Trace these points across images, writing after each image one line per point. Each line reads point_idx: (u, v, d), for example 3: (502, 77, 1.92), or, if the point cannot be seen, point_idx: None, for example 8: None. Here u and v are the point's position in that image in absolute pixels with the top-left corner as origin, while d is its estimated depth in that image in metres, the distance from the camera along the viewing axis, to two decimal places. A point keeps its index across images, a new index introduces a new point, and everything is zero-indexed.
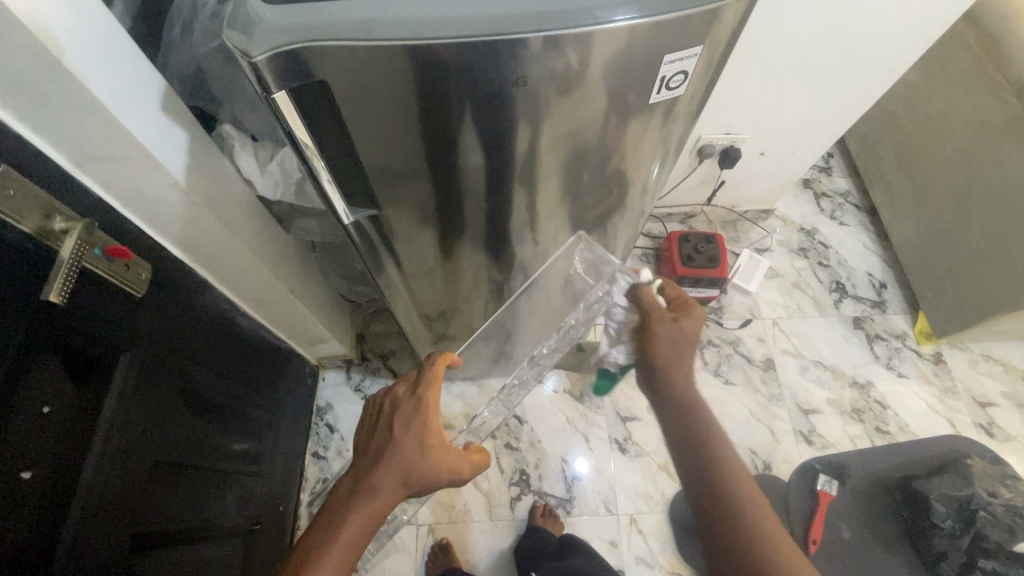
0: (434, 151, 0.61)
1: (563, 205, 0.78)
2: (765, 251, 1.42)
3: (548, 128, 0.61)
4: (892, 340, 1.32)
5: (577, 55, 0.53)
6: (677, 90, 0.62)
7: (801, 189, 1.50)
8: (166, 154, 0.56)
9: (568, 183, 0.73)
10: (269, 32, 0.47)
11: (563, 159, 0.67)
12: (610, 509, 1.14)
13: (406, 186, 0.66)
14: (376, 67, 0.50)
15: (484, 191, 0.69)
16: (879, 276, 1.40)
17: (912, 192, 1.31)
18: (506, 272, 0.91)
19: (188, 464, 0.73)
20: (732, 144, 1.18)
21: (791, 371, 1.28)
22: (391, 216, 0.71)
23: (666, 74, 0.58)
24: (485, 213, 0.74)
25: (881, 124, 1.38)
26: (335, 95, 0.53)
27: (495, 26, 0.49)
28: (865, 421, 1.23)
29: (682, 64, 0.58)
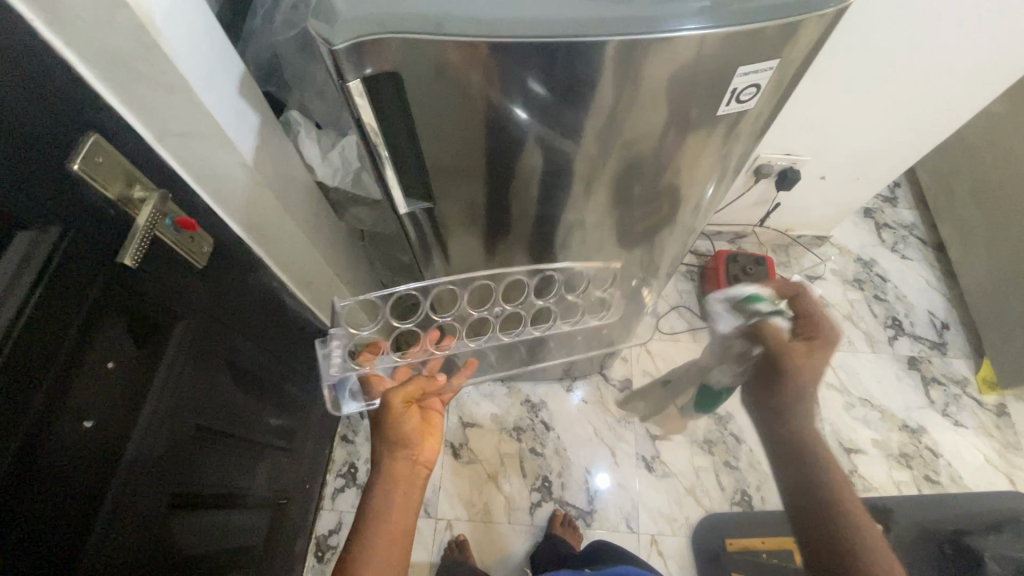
0: (492, 149, 0.62)
1: (613, 215, 0.77)
2: (818, 279, 1.36)
3: (606, 134, 0.60)
4: (950, 385, 1.24)
5: (644, 64, 0.52)
6: (746, 104, 0.60)
7: (861, 218, 1.43)
8: (238, 134, 0.58)
9: (619, 194, 0.72)
10: (350, 23, 0.49)
11: (619, 168, 0.67)
12: (631, 526, 1.11)
13: (459, 182, 0.67)
14: (444, 60, 0.51)
15: (535, 191, 0.69)
16: (941, 316, 1.32)
17: (986, 231, 1.23)
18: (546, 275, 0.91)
19: (227, 431, 0.76)
20: (793, 165, 1.14)
21: (835, 407, 1.22)
22: (442, 212, 0.73)
23: (737, 87, 0.57)
24: (533, 215, 0.74)
25: (957, 156, 1.30)
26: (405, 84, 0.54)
27: (572, 28, 0.49)
28: (913, 468, 1.16)
29: (755, 78, 0.56)
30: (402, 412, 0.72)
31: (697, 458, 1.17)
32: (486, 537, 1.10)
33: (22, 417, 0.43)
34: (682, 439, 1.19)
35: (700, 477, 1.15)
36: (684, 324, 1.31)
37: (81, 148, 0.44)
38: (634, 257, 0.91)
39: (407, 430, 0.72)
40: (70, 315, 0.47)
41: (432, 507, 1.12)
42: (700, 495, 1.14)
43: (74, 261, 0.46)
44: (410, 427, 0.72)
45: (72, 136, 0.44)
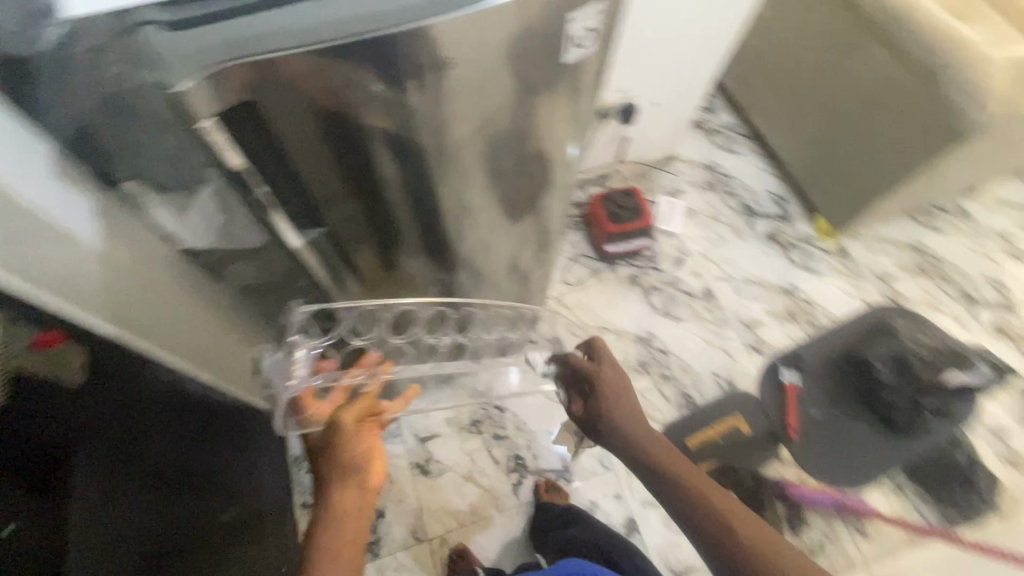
0: (358, 160, 0.61)
1: (497, 193, 0.80)
2: (679, 194, 1.52)
3: (465, 116, 0.62)
4: (802, 245, 1.47)
5: (482, 44, 0.54)
6: (585, 48, 0.64)
7: (695, 131, 1.63)
8: (77, 221, 0.52)
9: (497, 170, 0.75)
10: (186, 57, 0.44)
11: (488, 146, 0.69)
12: (606, 465, 1.18)
13: (338, 204, 0.67)
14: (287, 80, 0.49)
15: (410, 192, 0.70)
16: (778, 192, 1.55)
17: (786, 113, 1.46)
18: (451, 268, 0.92)
19: (170, 539, 0.67)
20: (628, 101, 1.25)
21: (728, 294, 1.39)
22: (332, 233, 0.72)
23: (574, 33, 0.60)
24: (420, 213, 0.74)
25: (748, 57, 1.52)
26: (253, 106, 0.51)
27: (401, 17, 0.48)
28: (800, 320, 1.37)
29: (587, 22, 0.60)
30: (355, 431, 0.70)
31: (639, 382, 1.27)
32: (483, 534, 1.11)
33: None
34: None
35: (647, 397, 1.25)
36: (587, 271, 1.41)
37: None
38: (527, 226, 0.95)
39: (356, 453, 0.68)
40: None
41: (421, 531, 1.10)
42: (653, 412, 1.24)
43: None
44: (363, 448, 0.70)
45: None
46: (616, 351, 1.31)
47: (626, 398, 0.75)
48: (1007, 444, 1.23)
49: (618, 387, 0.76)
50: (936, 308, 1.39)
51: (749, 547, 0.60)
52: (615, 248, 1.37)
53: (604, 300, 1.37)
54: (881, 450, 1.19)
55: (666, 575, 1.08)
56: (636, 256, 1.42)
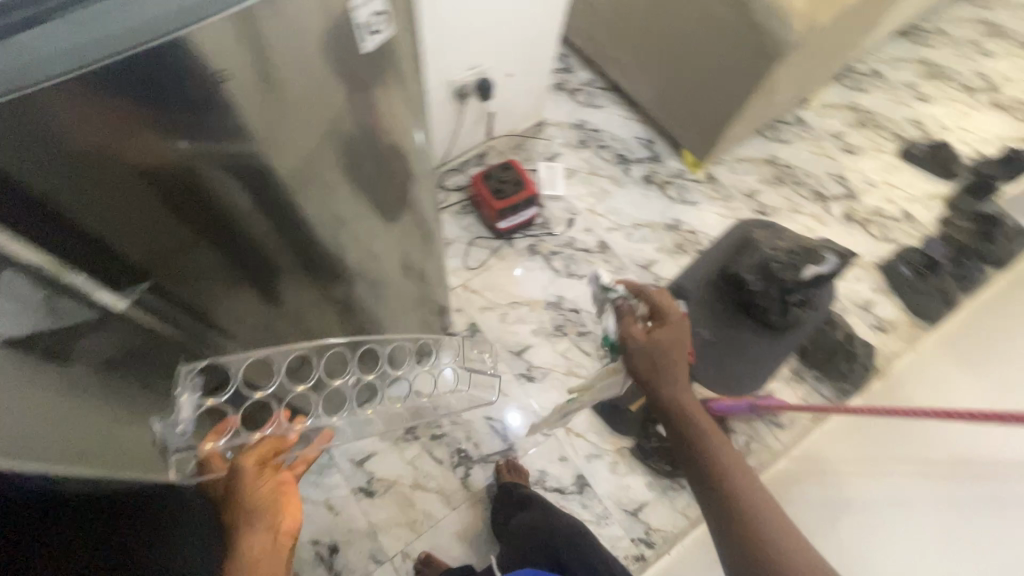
0: (194, 199, 0.56)
1: (363, 198, 0.77)
2: (556, 157, 1.56)
3: (303, 127, 0.58)
4: (676, 180, 1.57)
5: (292, 47, 0.50)
6: (383, 33, 0.57)
7: (557, 93, 1.66)
8: None
9: (356, 176, 0.72)
10: None
11: (338, 153, 0.66)
12: (546, 432, 1.21)
13: (187, 250, 0.61)
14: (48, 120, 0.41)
15: (269, 215, 0.65)
16: (645, 136, 1.63)
17: (634, 61, 1.53)
18: (339, 279, 0.89)
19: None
20: (481, 76, 1.24)
21: (621, 242, 1.45)
22: (189, 280, 0.66)
23: (362, 21, 0.54)
24: (286, 233, 0.70)
25: (588, 13, 1.56)
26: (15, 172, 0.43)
27: (172, 22, 0.41)
28: (688, 250, 1.46)
29: (373, 7, 0.54)
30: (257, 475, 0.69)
31: (559, 345, 1.30)
32: (444, 536, 1.09)
33: None
34: (540, 339, 1.31)
35: (569, 357, 1.29)
36: (486, 252, 1.40)
37: None
38: (407, 223, 0.92)
39: (259, 495, 0.67)
40: None
41: (381, 553, 1.07)
42: (578, 370, 1.28)
43: None
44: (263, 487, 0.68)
45: None
46: (531, 321, 1.33)
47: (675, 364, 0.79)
48: (871, 313, 1.42)
49: (672, 344, 0.80)
50: (797, 211, 1.55)
51: (784, 538, 0.63)
52: (507, 223, 1.38)
53: (509, 276, 1.38)
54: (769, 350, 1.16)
55: (622, 516, 1.14)
56: (529, 226, 1.44)
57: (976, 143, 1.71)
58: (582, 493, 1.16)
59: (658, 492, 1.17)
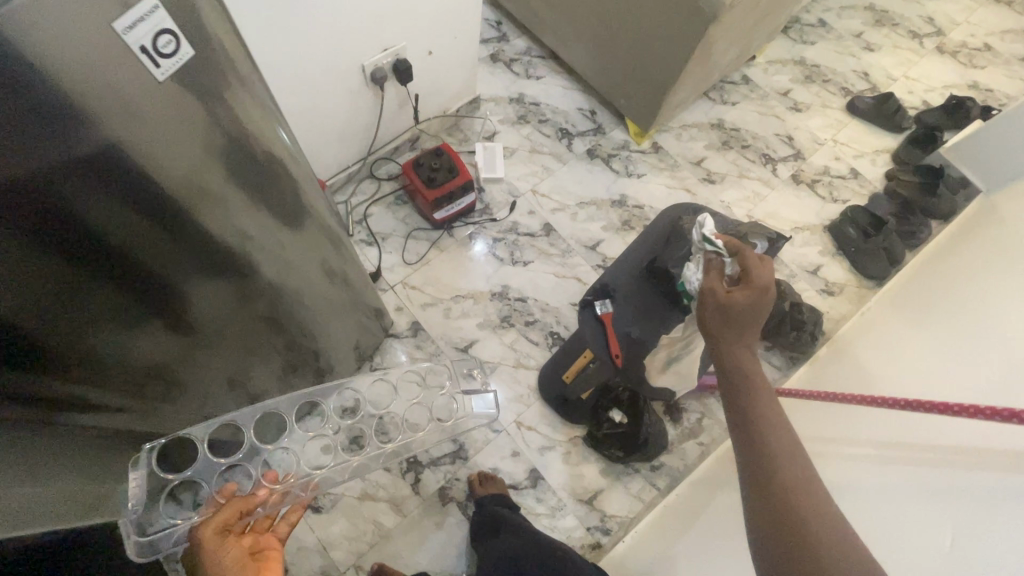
0: (75, 228, 0.52)
1: (258, 213, 0.70)
2: (494, 135, 1.47)
3: (158, 137, 0.53)
4: (621, 153, 1.50)
5: (103, 46, 0.46)
6: (179, 55, 0.51)
7: (493, 65, 1.56)
8: None
9: (244, 186, 0.65)
10: None
11: (209, 164, 0.59)
12: (497, 428, 1.18)
13: (84, 287, 0.56)
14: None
15: (162, 236, 0.59)
16: (587, 106, 1.55)
17: (568, 26, 1.43)
18: (263, 298, 0.83)
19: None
20: (397, 57, 1.13)
21: (566, 223, 1.40)
22: (99, 321, 0.60)
23: (144, 44, 0.48)
24: (188, 256, 0.64)
25: None
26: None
27: None
28: (635, 226, 1.42)
29: (150, 26, 0.47)
30: (220, 542, 0.66)
31: (505, 336, 1.27)
32: (395, 544, 1.07)
33: None
34: (486, 332, 1.27)
35: (517, 348, 1.26)
36: (425, 244, 1.34)
37: None
38: (315, 231, 0.85)
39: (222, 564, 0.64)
40: None
41: (332, 569, 1.04)
42: (526, 361, 1.25)
43: None
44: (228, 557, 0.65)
45: None
46: (476, 314, 1.28)
47: (749, 316, 0.71)
48: (819, 278, 1.41)
49: (753, 299, 0.70)
50: (744, 176, 1.51)
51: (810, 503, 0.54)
52: (444, 213, 1.31)
53: (450, 268, 1.32)
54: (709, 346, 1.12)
55: (577, 505, 1.14)
56: (469, 213, 1.37)
57: (921, 92, 1.68)
58: (535, 487, 1.14)
59: (612, 478, 1.17)
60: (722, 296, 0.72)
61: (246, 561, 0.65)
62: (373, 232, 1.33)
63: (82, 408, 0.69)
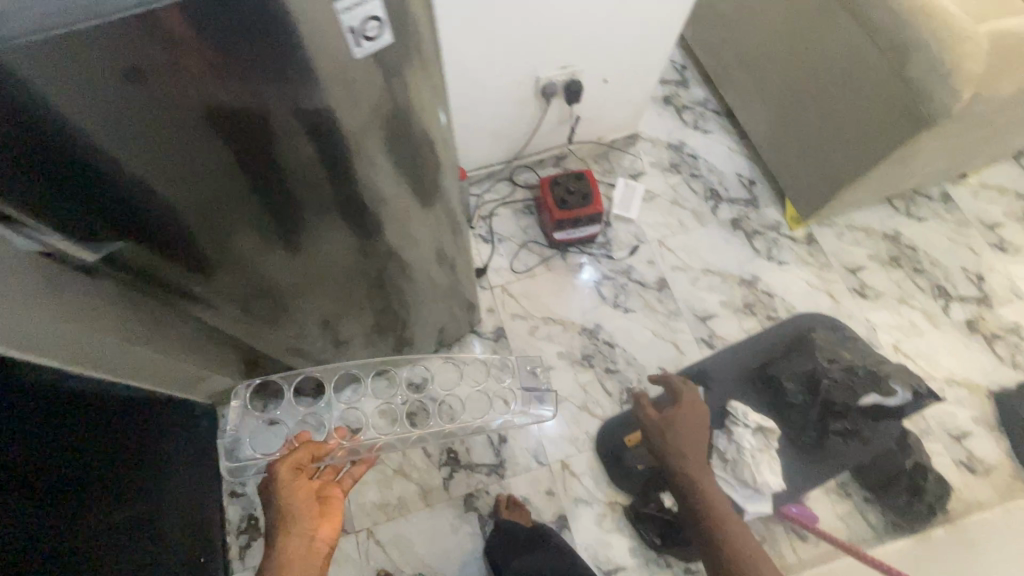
0: (257, 156, 0.54)
1: (400, 182, 0.74)
2: (640, 175, 1.44)
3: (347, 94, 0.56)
4: (769, 233, 1.39)
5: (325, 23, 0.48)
6: (380, 39, 0.53)
7: (662, 108, 1.52)
8: None
9: (396, 160, 0.70)
10: None
11: (376, 127, 0.62)
12: (541, 461, 1.15)
13: (239, 208, 0.59)
14: (93, 67, 0.41)
15: (316, 184, 0.62)
16: (747, 175, 1.46)
17: (756, 88, 1.35)
18: (379, 263, 0.87)
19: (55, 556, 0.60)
20: (573, 77, 1.15)
21: (683, 285, 1.32)
22: (249, 238, 0.65)
23: (353, 24, 0.50)
24: (335, 205, 0.68)
25: (718, 29, 1.41)
26: (40, 94, 0.41)
27: None
28: (758, 313, 1.30)
29: (366, 9, 0.50)
30: (292, 480, 0.77)
31: (581, 375, 1.23)
32: (409, 527, 1.09)
33: None
34: (563, 364, 1.24)
35: (588, 391, 1.22)
36: (535, 258, 1.34)
37: None
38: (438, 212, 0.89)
39: (292, 500, 0.75)
40: None
41: (348, 523, 1.09)
42: (593, 407, 1.20)
43: None
44: (297, 495, 0.76)
45: None
46: (560, 343, 1.26)
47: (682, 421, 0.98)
48: (962, 447, 1.18)
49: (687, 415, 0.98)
50: (905, 302, 1.32)
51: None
52: (564, 235, 1.30)
53: (551, 289, 1.31)
54: (790, 470, 1.13)
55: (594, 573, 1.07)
56: (589, 242, 1.36)
57: None
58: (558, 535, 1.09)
59: (639, 562, 1.08)
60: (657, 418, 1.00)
61: (314, 501, 0.77)
62: (492, 231, 1.37)
63: (196, 298, 0.75)
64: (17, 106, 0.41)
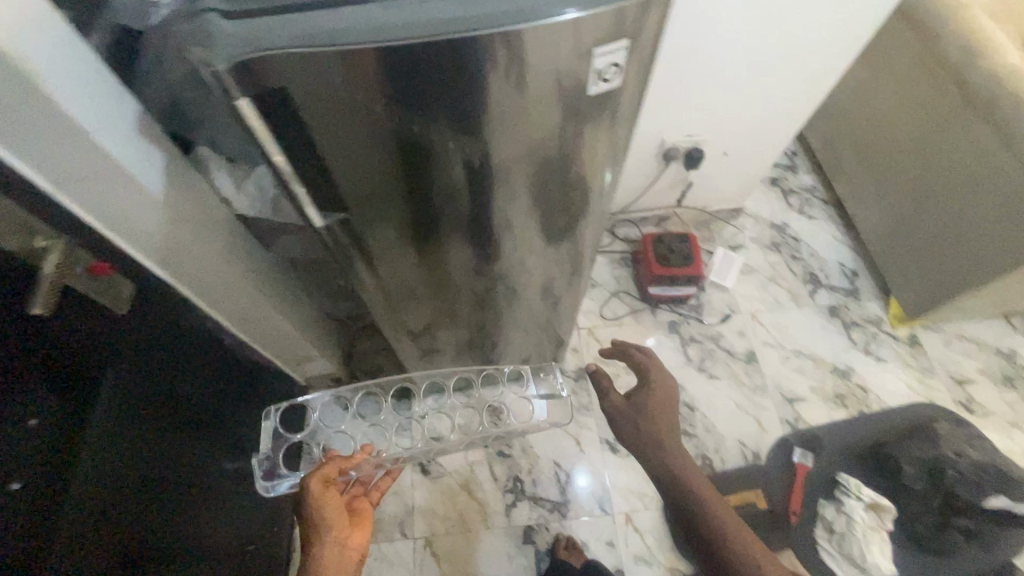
0: (441, 174, 0.61)
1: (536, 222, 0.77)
2: (740, 248, 1.46)
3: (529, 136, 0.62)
4: (869, 327, 1.35)
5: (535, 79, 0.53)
6: (612, 82, 0.57)
7: (769, 188, 1.56)
8: (117, 146, 0.54)
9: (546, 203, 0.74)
10: (235, 43, 0.46)
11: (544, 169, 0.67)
12: (605, 509, 1.14)
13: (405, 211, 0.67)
14: (351, 85, 0.49)
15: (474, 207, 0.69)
16: (851, 265, 1.44)
17: (872, 183, 1.36)
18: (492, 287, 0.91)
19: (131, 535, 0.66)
20: (696, 145, 1.23)
21: (772, 362, 1.31)
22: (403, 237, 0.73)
23: (600, 66, 0.54)
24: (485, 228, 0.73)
25: (837, 122, 1.44)
26: (304, 102, 0.51)
27: (458, 26, 0.46)
28: (849, 405, 1.25)
29: (613, 57, 0.54)
30: (325, 491, 0.78)
31: None
32: (466, 546, 1.10)
33: None
34: None
35: None
36: (625, 309, 1.38)
37: None
38: None
39: (326, 510, 0.76)
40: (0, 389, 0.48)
41: (409, 528, 1.11)
42: None
43: None
44: (331, 504, 0.77)
45: None
46: None
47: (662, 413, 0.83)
48: None
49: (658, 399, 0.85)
50: (1017, 426, 1.23)
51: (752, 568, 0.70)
52: (659, 291, 1.33)
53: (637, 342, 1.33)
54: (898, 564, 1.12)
55: None
56: (680, 303, 1.38)
57: None
58: None
59: None
60: (622, 403, 0.86)
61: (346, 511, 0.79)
62: None
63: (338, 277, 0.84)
64: (299, 106, 0.51)
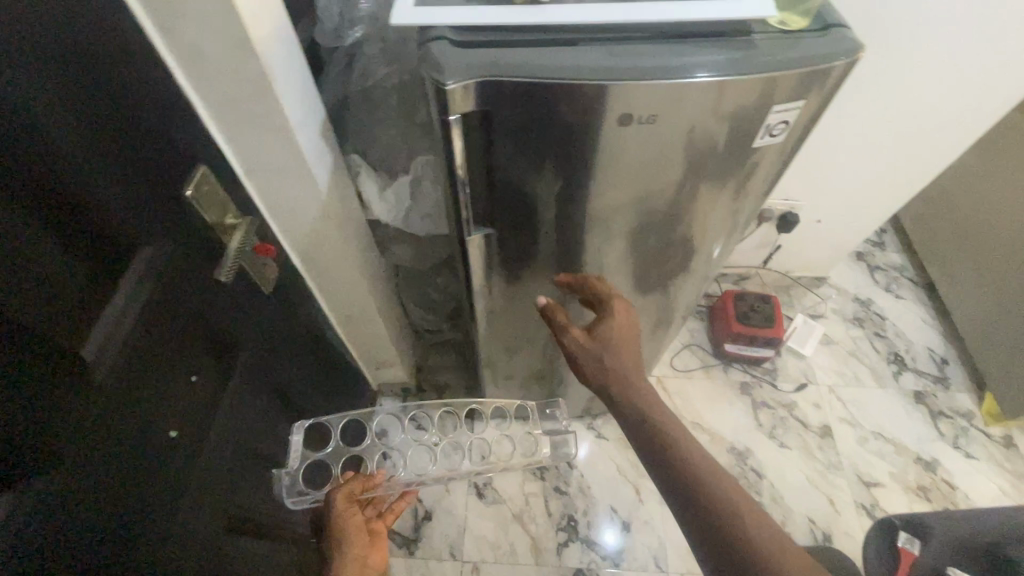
0: (577, 209, 0.65)
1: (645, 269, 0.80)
2: (821, 318, 1.43)
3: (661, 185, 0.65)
4: (958, 419, 1.28)
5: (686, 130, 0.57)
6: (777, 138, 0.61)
7: (855, 262, 1.53)
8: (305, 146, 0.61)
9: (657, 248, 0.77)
10: (456, 67, 0.51)
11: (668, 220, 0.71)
12: (660, 566, 1.09)
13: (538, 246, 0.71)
14: (532, 121, 0.55)
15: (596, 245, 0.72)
16: (940, 352, 1.38)
17: (971, 270, 1.32)
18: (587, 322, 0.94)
19: (237, 521, 0.67)
20: (792, 210, 1.23)
21: (850, 441, 1.25)
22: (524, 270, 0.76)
23: (770, 123, 0.58)
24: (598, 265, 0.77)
25: (937, 206, 1.42)
26: (490, 135, 0.56)
27: (648, 73, 0.51)
28: (933, 501, 1.17)
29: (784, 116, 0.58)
30: (347, 508, 0.76)
31: None
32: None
33: (97, 445, 0.42)
34: None
35: None
36: (696, 362, 1.36)
37: (193, 178, 0.51)
38: None
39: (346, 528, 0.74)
40: (160, 341, 0.49)
41: (458, 550, 1.11)
42: None
43: (139, 244, 0.45)
44: (351, 523, 0.74)
45: (186, 168, 0.50)
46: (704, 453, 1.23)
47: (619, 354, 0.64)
48: None
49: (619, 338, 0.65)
50: None
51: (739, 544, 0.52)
52: (735, 349, 1.31)
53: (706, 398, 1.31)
54: None
55: None
56: (755, 364, 1.35)
57: None
58: None
59: None
60: (582, 339, 0.67)
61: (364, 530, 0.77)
62: None
63: None
64: (489, 137, 0.57)
